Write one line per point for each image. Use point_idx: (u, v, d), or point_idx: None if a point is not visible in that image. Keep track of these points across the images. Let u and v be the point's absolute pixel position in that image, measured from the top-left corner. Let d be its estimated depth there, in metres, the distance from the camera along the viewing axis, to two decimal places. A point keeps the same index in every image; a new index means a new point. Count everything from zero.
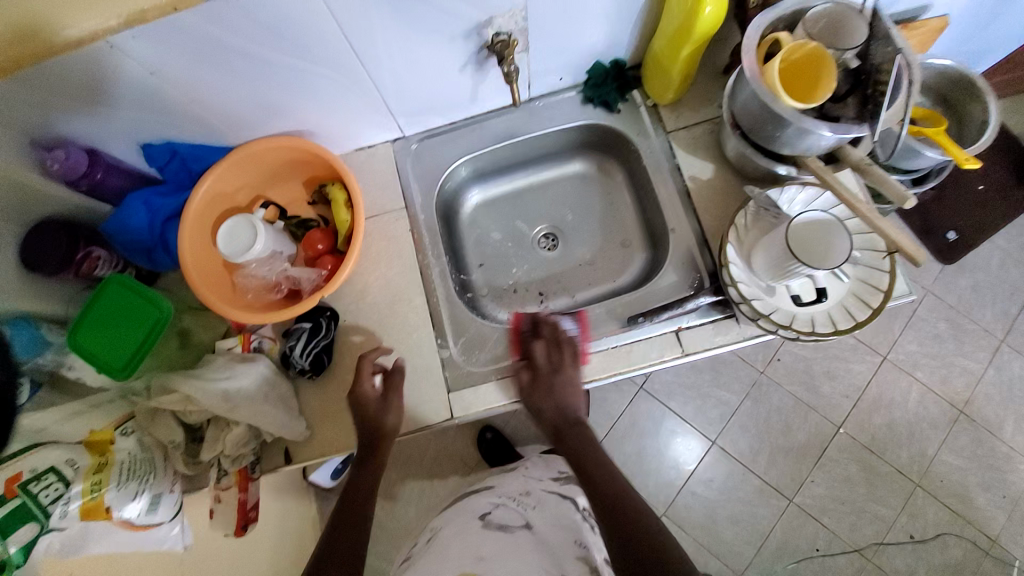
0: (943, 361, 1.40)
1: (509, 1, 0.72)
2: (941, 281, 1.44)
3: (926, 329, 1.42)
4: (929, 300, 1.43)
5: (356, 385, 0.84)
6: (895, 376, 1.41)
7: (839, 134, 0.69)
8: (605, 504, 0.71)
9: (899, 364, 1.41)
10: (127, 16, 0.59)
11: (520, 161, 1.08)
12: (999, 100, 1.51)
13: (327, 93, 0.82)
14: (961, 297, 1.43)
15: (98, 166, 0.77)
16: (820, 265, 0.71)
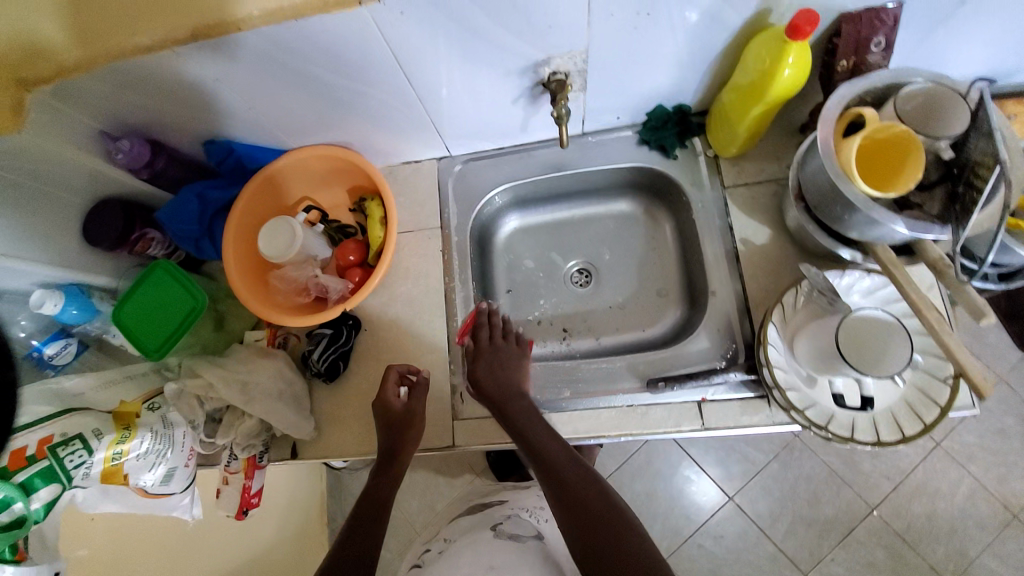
0: (1007, 460, 1.25)
1: (568, 43, 0.69)
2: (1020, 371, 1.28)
3: (992, 421, 1.27)
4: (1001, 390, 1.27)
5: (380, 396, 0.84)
6: (945, 466, 1.27)
7: (917, 232, 0.62)
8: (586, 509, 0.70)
9: (953, 454, 1.27)
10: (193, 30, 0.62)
11: (563, 192, 1.05)
12: None
13: (378, 110, 0.83)
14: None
15: (159, 156, 0.83)
16: (870, 371, 0.64)
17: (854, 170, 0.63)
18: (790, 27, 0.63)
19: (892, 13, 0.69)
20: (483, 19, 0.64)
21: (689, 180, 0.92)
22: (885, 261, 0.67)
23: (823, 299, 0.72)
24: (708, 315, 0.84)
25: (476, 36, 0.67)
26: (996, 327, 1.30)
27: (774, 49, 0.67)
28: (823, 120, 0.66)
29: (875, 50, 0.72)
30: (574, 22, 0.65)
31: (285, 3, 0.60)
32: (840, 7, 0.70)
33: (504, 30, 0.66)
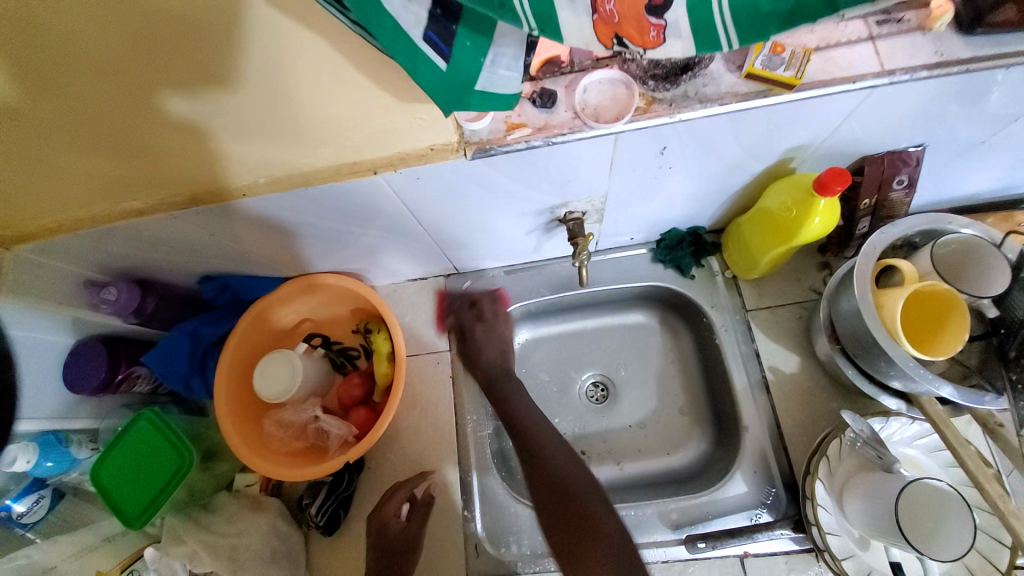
0: None
1: (587, 191, 0.67)
2: None
3: None
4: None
5: (380, 511, 0.80)
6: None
7: (969, 400, 0.59)
8: (541, 481, 0.72)
9: None
10: (189, 195, 0.60)
11: (576, 305, 1.00)
12: None
13: (385, 242, 0.80)
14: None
15: (150, 298, 0.78)
16: (931, 553, 0.60)
17: (899, 332, 0.60)
18: (818, 184, 0.61)
19: (915, 154, 0.68)
20: (501, 179, 0.61)
21: (709, 302, 0.88)
22: (933, 415, 0.64)
23: (869, 451, 0.68)
24: (742, 454, 0.79)
25: (492, 190, 0.64)
26: None
27: (801, 199, 0.65)
28: (859, 272, 0.64)
29: (898, 187, 0.70)
30: (593, 176, 0.63)
31: (294, 171, 0.58)
32: (864, 152, 0.68)
33: (521, 186, 0.64)
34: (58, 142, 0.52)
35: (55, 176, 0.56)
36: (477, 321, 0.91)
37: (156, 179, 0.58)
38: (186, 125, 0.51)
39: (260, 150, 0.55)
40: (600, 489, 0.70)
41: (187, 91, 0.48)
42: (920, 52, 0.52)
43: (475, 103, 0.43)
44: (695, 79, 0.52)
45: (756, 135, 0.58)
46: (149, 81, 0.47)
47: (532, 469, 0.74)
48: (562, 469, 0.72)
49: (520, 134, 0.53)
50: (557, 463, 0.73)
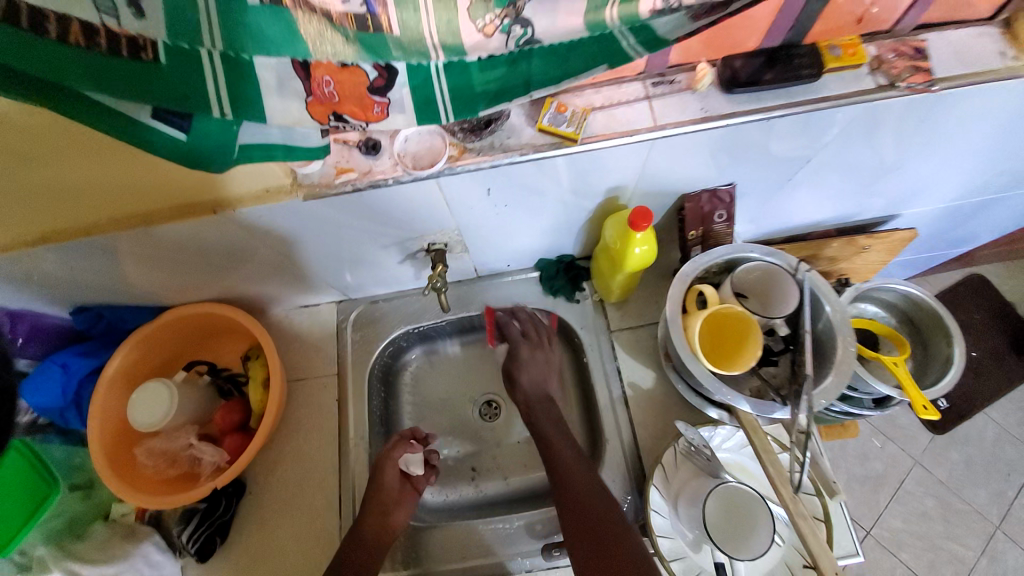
0: (930, 543, 1.20)
1: (440, 225, 0.74)
2: (931, 451, 1.30)
3: (912, 504, 1.24)
4: (917, 471, 1.28)
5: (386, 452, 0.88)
6: (879, 556, 1.19)
7: (758, 410, 0.67)
8: (569, 500, 0.75)
9: (882, 541, 1.21)
10: (141, 212, 0.63)
11: (468, 328, 1.05)
12: (970, 272, 1.50)
13: (268, 274, 0.84)
14: (950, 470, 1.28)
15: (20, 329, 0.79)
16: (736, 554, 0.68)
17: (696, 349, 0.69)
18: (629, 221, 0.70)
19: (727, 191, 0.78)
20: (350, 217, 0.68)
21: (580, 323, 0.96)
22: (745, 425, 0.71)
23: (699, 456, 0.76)
24: (603, 463, 0.85)
25: (344, 226, 0.70)
26: (905, 409, 1.33)
27: (624, 233, 0.73)
28: (670, 297, 0.73)
29: (719, 220, 0.80)
30: (437, 213, 0.70)
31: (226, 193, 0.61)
32: (681, 191, 0.78)
33: (374, 223, 0.70)
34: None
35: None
36: (524, 346, 0.92)
37: (30, 215, 0.60)
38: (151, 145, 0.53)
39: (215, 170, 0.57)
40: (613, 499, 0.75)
41: None
42: (688, 109, 0.62)
43: (280, 153, 0.48)
44: (498, 133, 0.60)
45: (571, 177, 0.67)
46: None
47: (563, 485, 0.77)
48: (589, 487, 0.76)
49: (347, 178, 0.59)
50: (585, 481, 0.76)
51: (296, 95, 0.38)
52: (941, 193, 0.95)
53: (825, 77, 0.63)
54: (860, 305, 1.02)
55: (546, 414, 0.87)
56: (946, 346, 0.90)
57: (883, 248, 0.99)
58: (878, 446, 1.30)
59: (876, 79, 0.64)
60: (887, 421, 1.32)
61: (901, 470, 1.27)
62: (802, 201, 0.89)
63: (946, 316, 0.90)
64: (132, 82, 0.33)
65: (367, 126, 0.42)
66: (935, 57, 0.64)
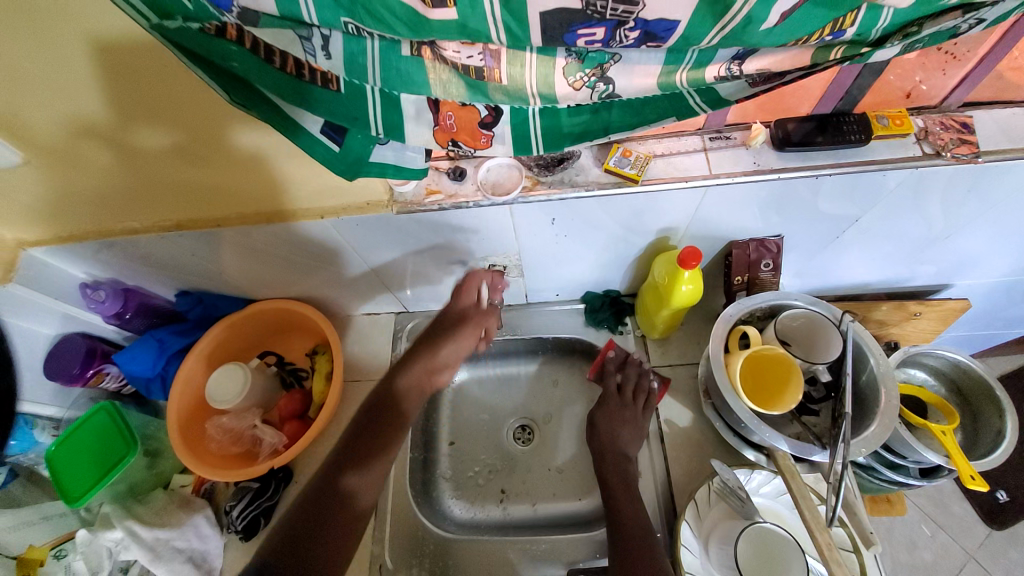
0: None
1: (502, 248, 0.82)
2: (989, 549, 1.20)
3: None
4: (971, 567, 1.17)
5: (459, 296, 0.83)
6: None
7: (797, 450, 0.69)
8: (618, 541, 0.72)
9: None
10: (238, 211, 0.76)
11: (511, 351, 1.10)
12: None
13: (343, 279, 0.95)
14: (1012, 574, 1.17)
15: (129, 305, 0.91)
16: None
17: (738, 387, 0.71)
18: (679, 258, 0.75)
19: (774, 242, 0.83)
20: (427, 233, 0.77)
21: None
22: (782, 468, 0.72)
23: (734, 497, 0.76)
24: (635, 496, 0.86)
25: (420, 241, 0.80)
26: (960, 498, 1.25)
27: (672, 271, 0.79)
28: (714, 335, 0.76)
29: (766, 269, 0.84)
30: (502, 237, 0.78)
31: (318, 206, 0.74)
32: (729, 238, 0.83)
33: (446, 240, 0.79)
34: (97, 148, 0.64)
35: (100, 191, 0.71)
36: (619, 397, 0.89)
37: (169, 209, 0.75)
38: (255, 155, 0.65)
39: (305, 176, 0.69)
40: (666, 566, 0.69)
41: (251, 129, 0.61)
42: (741, 162, 0.69)
43: (391, 171, 0.59)
44: (569, 170, 0.69)
45: (627, 214, 0.74)
46: (222, 122, 0.60)
47: (618, 539, 0.72)
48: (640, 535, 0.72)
49: (435, 199, 0.69)
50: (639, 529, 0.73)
51: (428, 125, 0.49)
52: (994, 267, 0.95)
53: (873, 142, 0.68)
54: (907, 370, 1.00)
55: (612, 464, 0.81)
56: (997, 418, 0.88)
57: (934, 316, 0.99)
58: (929, 536, 1.20)
59: (922, 147, 0.68)
60: (939, 508, 1.23)
61: (955, 566, 1.17)
62: (848, 260, 0.92)
63: (997, 387, 0.88)
64: (318, 101, 0.45)
65: (475, 152, 0.53)
66: (982, 131, 0.69)
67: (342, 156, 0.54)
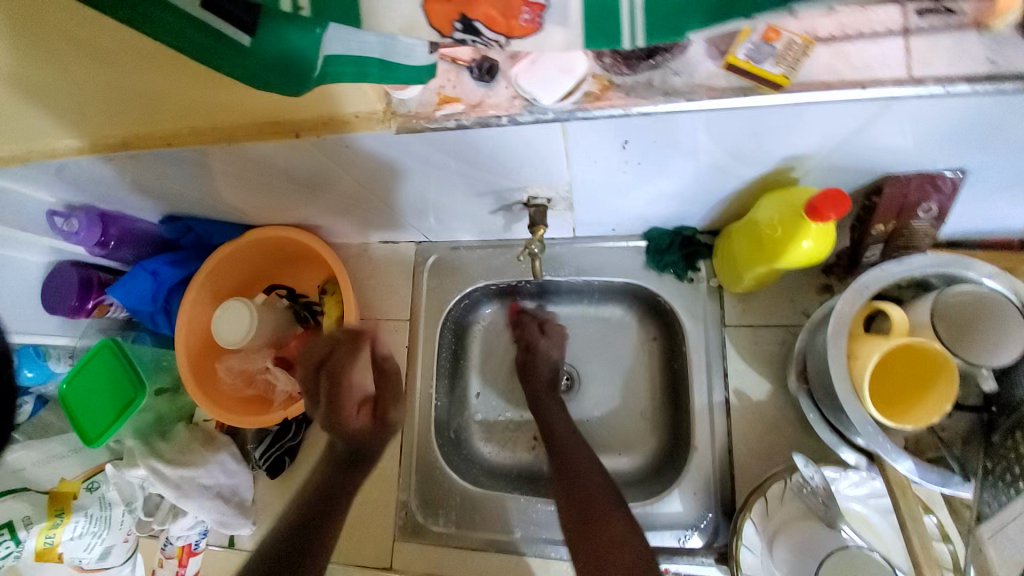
0: None
1: (548, 179, 0.60)
2: None
3: None
4: None
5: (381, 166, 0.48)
6: None
7: (925, 479, 0.51)
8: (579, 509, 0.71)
9: None
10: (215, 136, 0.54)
11: (552, 292, 0.92)
12: None
13: (349, 207, 0.77)
14: None
15: (112, 231, 0.79)
16: None
17: (864, 393, 0.52)
18: (810, 206, 0.51)
19: (951, 180, 0.56)
20: (444, 157, 0.56)
21: (686, 309, 0.81)
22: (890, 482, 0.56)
23: (816, 500, 0.63)
24: (686, 473, 0.75)
25: (436, 166, 0.59)
26: None
27: (789, 218, 0.55)
28: (838, 313, 0.55)
29: (924, 217, 0.58)
30: (550, 164, 0.56)
31: (292, 122, 0.51)
32: (883, 169, 0.57)
33: (472, 165, 0.57)
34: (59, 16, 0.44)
35: (17, 88, 0.52)
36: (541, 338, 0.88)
37: (107, 116, 0.55)
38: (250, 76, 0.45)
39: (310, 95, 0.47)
40: (620, 499, 0.72)
41: None
42: (964, 58, 0.41)
43: (375, 73, 0.39)
44: (662, 67, 0.43)
45: (741, 138, 0.49)
46: None
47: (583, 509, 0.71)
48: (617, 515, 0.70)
49: (451, 111, 0.46)
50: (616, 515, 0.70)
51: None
52: None
53: None
54: None
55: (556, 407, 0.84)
56: None
57: None
58: None
59: None
60: None
61: None
62: None
63: None
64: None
65: (508, 42, 0.34)
66: None
67: (284, 50, 0.37)
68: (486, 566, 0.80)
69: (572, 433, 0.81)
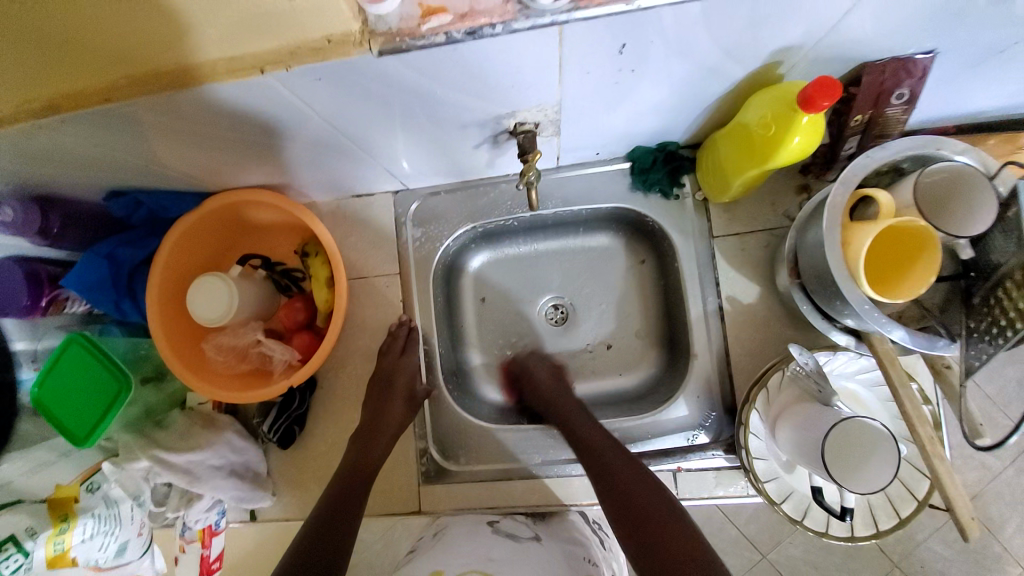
0: None
1: (536, 99, 0.57)
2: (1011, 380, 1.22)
3: None
4: None
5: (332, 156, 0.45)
6: None
7: (915, 343, 0.57)
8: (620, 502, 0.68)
9: None
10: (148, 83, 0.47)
11: (538, 227, 0.91)
12: None
13: (320, 158, 0.71)
14: None
15: (54, 217, 0.70)
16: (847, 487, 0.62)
17: (859, 273, 0.56)
18: (803, 98, 0.51)
19: (922, 64, 0.58)
20: (426, 84, 0.51)
21: (674, 226, 0.82)
22: (880, 355, 0.62)
23: (810, 382, 0.69)
24: (688, 379, 0.80)
25: (416, 96, 0.54)
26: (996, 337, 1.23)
27: (778, 116, 0.56)
28: (830, 205, 0.58)
29: (897, 102, 0.60)
30: (540, 80, 0.53)
31: (250, 54, 0.45)
32: (861, 58, 0.58)
33: (457, 89, 0.53)
34: None
35: None
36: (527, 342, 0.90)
37: (24, 71, 0.47)
38: None
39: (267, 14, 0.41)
40: (658, 485, 0.69)
41: None
42: None
43: None
44: None
45: (734, 33, 0.48)
46: None
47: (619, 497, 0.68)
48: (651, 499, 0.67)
49: (438, 23, 0.42)
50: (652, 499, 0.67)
51: None
52: None
53: None
54: None
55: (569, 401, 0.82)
56: None
57: None
58: None
59: None
60: None
61: None
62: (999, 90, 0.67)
63: None
64: None
65: None
66: None
67: None
68: (513, 493, 0.83)
69: (598, 430, 0.77)
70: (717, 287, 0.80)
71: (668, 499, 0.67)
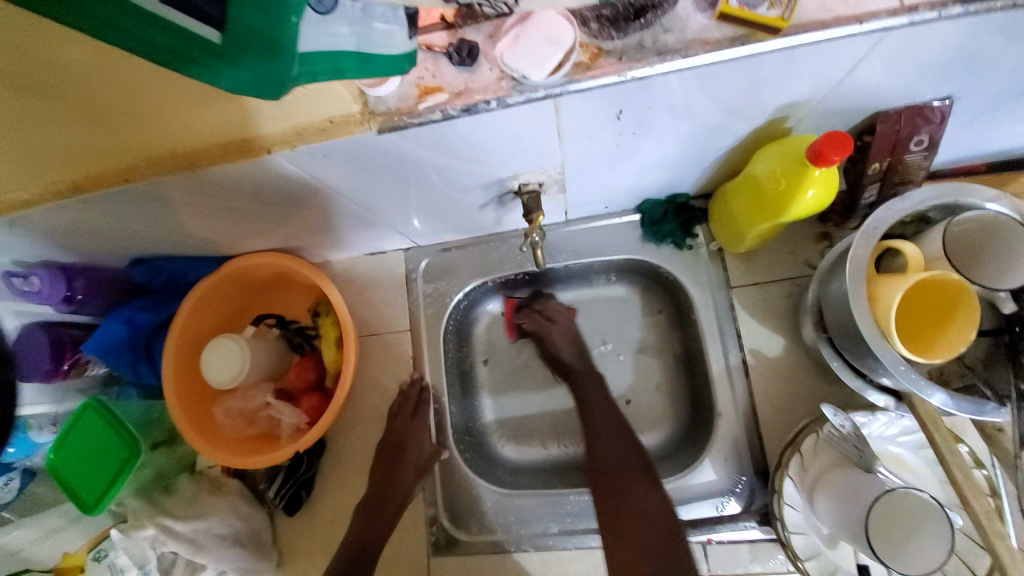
0: None
1: (540, 161, 0.57)
2: None
3: None
4: None
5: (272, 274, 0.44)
6: None
7: (961, 406, 0.52)
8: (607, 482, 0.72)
9: None
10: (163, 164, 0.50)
11: (549, 280, 0.90)
12: None
13: (333, 222, 0.73)
14: None
15: (78, 282, 0.73)
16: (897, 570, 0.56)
17: (890, 329, 0.52)
18: (813, 152, 0.50)
19: (941, 109, 0.55)
20: (426, 154, 0.52)
21: (689, 277, 0.79)
22: (923, 418, 0.56)
23: (847, 445, 0.63)
24: (713, 440, 0.75)
25: (419, 165, 0.55)
26: None
27: (788, 171, 0.54)
28: (852, 258, 0.55)
29: (917, 148, 0.58)
30: (540, 146, 0.53)
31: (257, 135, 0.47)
32: (872, 108, 0.57)
33: (458, 158, 0.54)
34: None
35: None
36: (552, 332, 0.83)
37: (54, 158, 0.50)
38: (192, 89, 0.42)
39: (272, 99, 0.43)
40: (649, 469, 0.72)
41: None
42: None
43: (351, 68, 0.36)
44: (652, 26, 0.41)
45: (735, 93, 0.48)
46: None
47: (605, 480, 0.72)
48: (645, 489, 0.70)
49: (434, 101, 0.43)
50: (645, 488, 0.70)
51: None
52: None
53: None
54: None
55: (595, 384, 0.80)
56: None
57: None
58: None
59: None
60: None
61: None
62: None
63: None
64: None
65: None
66: None
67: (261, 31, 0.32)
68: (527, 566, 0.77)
69: (609, 405, 0.78)
70: (738, 340, 0.76)
71: (656, 483, 0.71)
